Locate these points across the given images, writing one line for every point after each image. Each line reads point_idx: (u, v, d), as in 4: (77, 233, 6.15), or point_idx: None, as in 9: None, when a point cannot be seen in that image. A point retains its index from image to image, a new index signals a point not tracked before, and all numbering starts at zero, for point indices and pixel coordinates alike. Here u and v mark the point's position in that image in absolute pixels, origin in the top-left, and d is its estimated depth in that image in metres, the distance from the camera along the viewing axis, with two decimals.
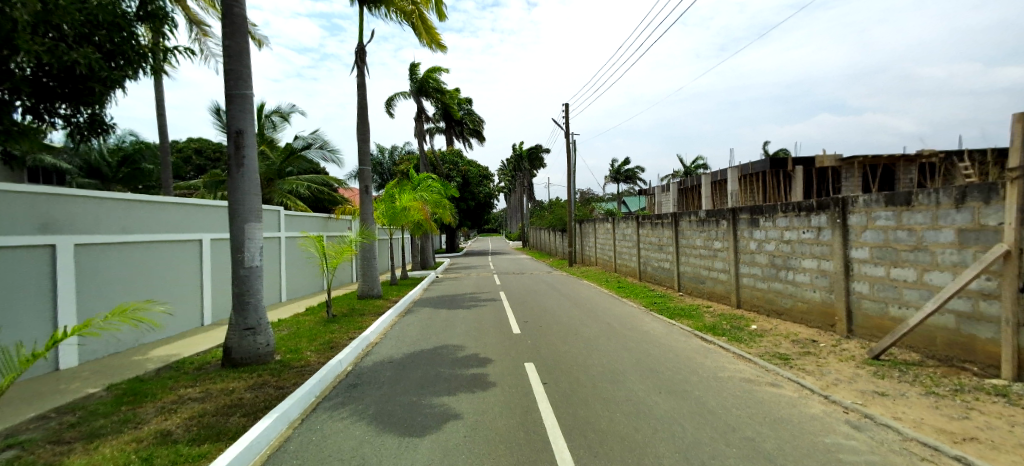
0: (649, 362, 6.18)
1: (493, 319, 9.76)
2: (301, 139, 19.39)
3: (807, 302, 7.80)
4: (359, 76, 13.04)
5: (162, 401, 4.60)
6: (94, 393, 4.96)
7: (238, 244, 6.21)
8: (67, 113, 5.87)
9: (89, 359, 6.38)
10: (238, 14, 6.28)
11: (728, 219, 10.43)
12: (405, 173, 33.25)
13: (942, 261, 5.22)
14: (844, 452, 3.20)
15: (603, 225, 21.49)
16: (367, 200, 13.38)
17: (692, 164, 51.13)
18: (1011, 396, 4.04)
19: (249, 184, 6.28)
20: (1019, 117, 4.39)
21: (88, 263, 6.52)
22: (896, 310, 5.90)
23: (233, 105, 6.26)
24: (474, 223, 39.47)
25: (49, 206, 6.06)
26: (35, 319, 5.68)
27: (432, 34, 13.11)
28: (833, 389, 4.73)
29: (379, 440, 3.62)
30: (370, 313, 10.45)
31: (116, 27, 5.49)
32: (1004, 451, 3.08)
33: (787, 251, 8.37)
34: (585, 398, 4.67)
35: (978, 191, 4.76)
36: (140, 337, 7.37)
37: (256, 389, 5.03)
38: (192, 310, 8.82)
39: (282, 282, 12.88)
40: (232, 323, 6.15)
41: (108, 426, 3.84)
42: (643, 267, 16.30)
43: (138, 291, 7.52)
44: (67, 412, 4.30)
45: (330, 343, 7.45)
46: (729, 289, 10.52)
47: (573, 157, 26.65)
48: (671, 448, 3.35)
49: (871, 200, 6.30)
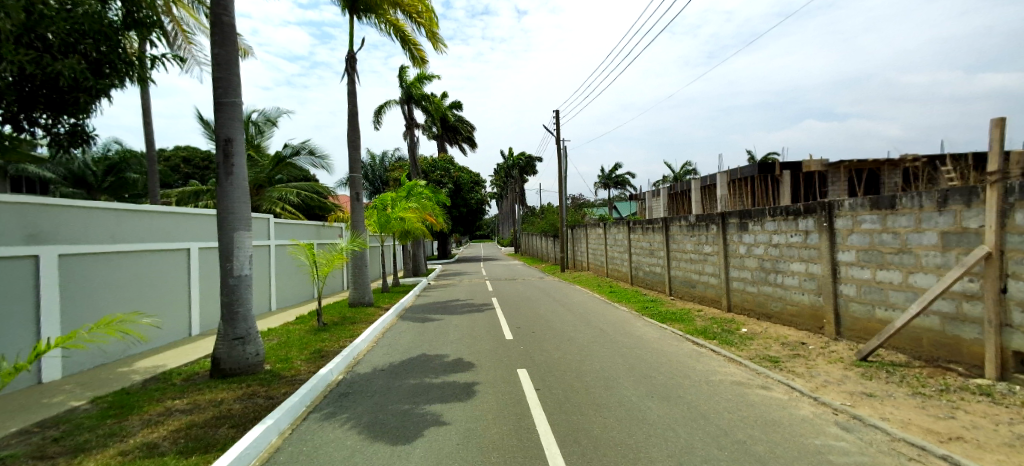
0: (641, 367, 6.20)
1: (487, 327, 9.70)
2: (289, 147, 19.37)
3: (797, 305, 7.88)
4: (350, 83, 13.05)
5: (149, 413, 4.52)
6: (78, 406, 4.86)
7: (227, 253, 6.14)
8: (49, 123, 5.79)
9: (74, 371, 6.27)
10: (227, 23, 6.26)
11: (719, 224, 10.55)
12: (396, 180, 33.31)
13: (926, 264, 5.31)
14: (834, 454, 3.23)
15: (594, 231, 21.57)
16: (358, 207, 13.24)
17: (682, 170, 52.08)
18: (995, 396, 4.11)
19: (238, 192, 6.23)
20: (998, 122, 4.49)
21: (72, 273, 6.40)
22: (882, 312, 5.98)
23: (222, 113, 6.22)
24: (466, 230, 39.79)
25: (35, 216, 5.95)
26: (18, 331, 5.57)
27: (419, 51, 13.11)
28: (823, 391, 4.78)
29: (370, 449, 3.57)
30: (362, 321, 10.34)
31: (103, 36, 5.44)
32: (990, 450, 3.13)
33: (776, 254, 8.45)
34: (578, 403, 4.67)
35: (960, 194, 4.85)
36: (126, 349, 7.26)
37: (245, 399, 4.96)
38: (179, 322, 8.68)
39: (271, 291, 12.74)
40: (222, 332, 6.07)
41: (94, 440, 3.78)
42: (635, 271, 16.34)
43: (125, 302, 7.40)
44: (51, 427, 4.20)
45: (319, 352, 7.35)
46: (719, 293, 10.59)
47: (565, 165, 26.78)
48: (665, 452, 3.35)
49: (857, 204, 6.40)
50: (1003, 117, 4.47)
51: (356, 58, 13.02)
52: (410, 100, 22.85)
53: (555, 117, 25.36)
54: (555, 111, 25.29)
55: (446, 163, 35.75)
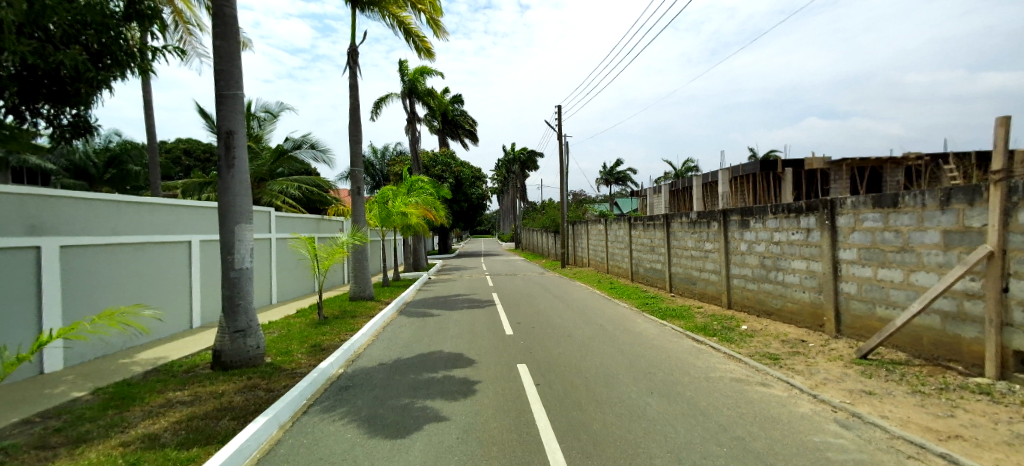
0: (641, 363, 6.21)
1: (487, 322, 9.71)
2: (290, 141, 19.47)
3: (797, 303, 7.88)
4: (352, 77, 13.01)
5: (150, 404, 4.54)
6: (80, 397, 4.88)
7: (228, 246, 6.14)
8: (51, 114, 5.79)
9: (76, 362, 6.30)
10: (229, 15, 6.24)
11: (720, 221, 10.53)
12: (397, 175, 33.28)
13: (928, 262, 5.30)
14: (832, 451, 3.23)
15: (595, 227, 21.56)
16: (359, 201, 13.23)
17: (683, 167, 52.02)
18: (994, 395, 4.11)
19: (239, 185, 6.22)
20: (1003, 120, 4.46)
21: (74, 265, 6.41)
22: (883, 310, 5.98)
23: (223, 105, 6.20)
24: (467, 225, 39.77)
25: (36, 208, 5.96)
26: (20, 321, 5.59)
27: (424, 41, 13.04)
28: (822, 389, 4.79)
29: (371, 443, 3.59)
30: (363, 315, 10.35)
31: (104, 27, 5.42)
32: (988, 449, 3.14)
33: (777, 252, 8.44)
34: (578, 399, 4.68)
35: (963, 193, 4.84)
36: (127, 341, 7.29)
37: (246, 392, 4.98)
38: (180, 314, 8.70)
39: (272, 285, 12.76)
40: (223, 325, 6.08)
41: (96, 431, 3.79)
42: (636, 268, 16.34)
43: (126, 294, 7.40)
44: (53, 417, 4.22)
45: (320, 346, 7.36)
46: (720, 290, 10.59)
47: (566, 161, 26.74)
48: (664, 448, 3.36)
49: (859, 202, 6.38)
50: (1007, 116, 4.45)
51: (358, 51, 12.97)
52: (412, 94, 22.79)
53: (557, 113, 25.31)
54: (557, 107, 25.23)
55: (448, 158, 35.72)
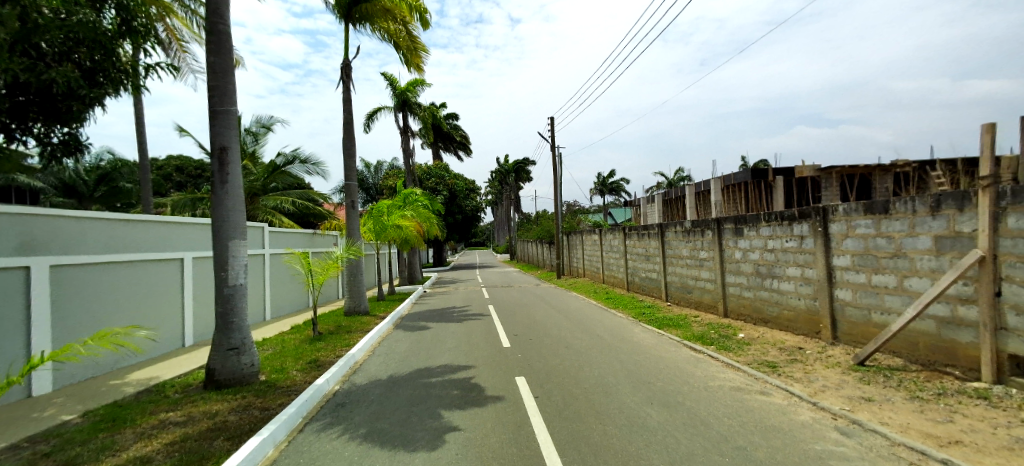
0: (640, 374, 6.19)
1: (484, 334, 9.65)
2: (282, 156, 19.22)
3: (793, 310, 7.91)
4: (345, 91, 13.06)
5: (142, 426, 4.45)
6: (69, 420, 4.78)
7: (222, 262, 6.09)
8: (42, 133, 5.74)
9: (66, 383, 6.18)
10: (224, 31, 6.27)
11: (713, 229, 10.60)
12: (390, 188, 33.28)
13: (921, 268, 5.35)
14: (834, 459, 3.22)
15: (589, 237, 21.60)
16: (353, 215, 13.18)
17: (676, 176, 52.42)
18: (992, 399, 4.13)
19: (233, 201, 6.19)
20: (989, 127, 4.55)
21: (64, 284, 6.32)
22: (879, 317, 6.01)
23: (216, 121, 6.18)
24: (462, 237, 39.69)
25: (27, 227, 5.89)
26: (9, 343, 5.49)
27: (414, 55, 13.10)
28: (821, 396, 4.78)
29: (369, 460, 3.53)
30: (357, 330, 10.25)
31: (98, 45, 5.43)
32: (988, 454, 3.14)
33: (772, 259, 8.50)
34: (578, 411, 4.64)
35: (952, 198, 4.90)
36: (118, 361, 7.16)
37: (240, 411, 4.90)
38: (172, 331, 8.58)
39: (266, 300, 12.64)
40: (216, 343, 6.00)
41: (85, 454, 3.70)
42: (631, 277, 16.35)
43: (117, 312, 7.30)
44: (41, 441, 4.12)
45: (315, 362, 7.29)
46: (715, 298, 10.63)
47: (559, 172, 26.82)
48: (666, 460, 3.34)
49: (851, 209, 6.44)
50: (993, 122, 4.54)
51: (350, 66, 13.03)
52: (404, 106, 22.80)
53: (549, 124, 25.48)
54: (549, 118, 25.43)
55: (442, 170, 35.78)
